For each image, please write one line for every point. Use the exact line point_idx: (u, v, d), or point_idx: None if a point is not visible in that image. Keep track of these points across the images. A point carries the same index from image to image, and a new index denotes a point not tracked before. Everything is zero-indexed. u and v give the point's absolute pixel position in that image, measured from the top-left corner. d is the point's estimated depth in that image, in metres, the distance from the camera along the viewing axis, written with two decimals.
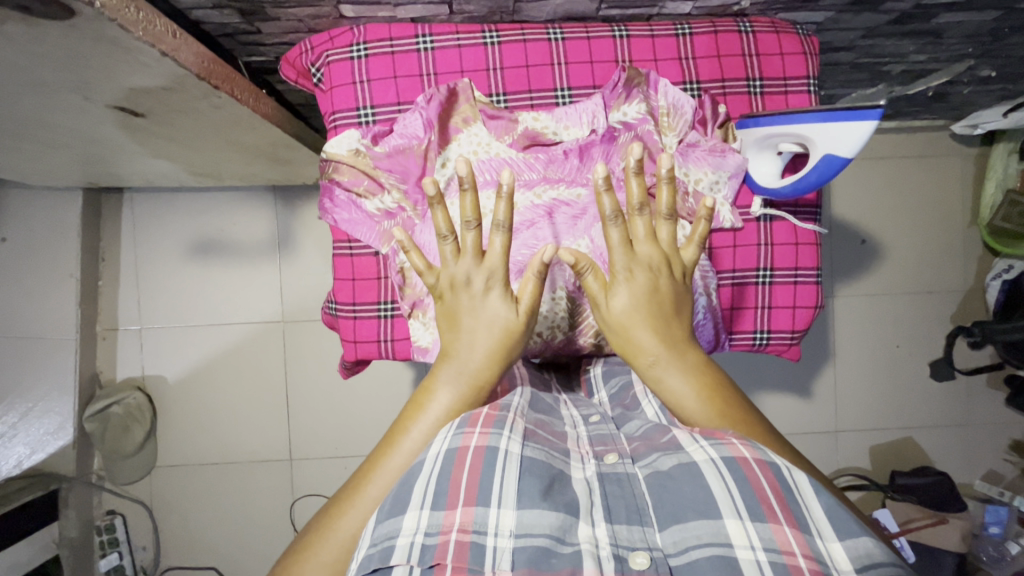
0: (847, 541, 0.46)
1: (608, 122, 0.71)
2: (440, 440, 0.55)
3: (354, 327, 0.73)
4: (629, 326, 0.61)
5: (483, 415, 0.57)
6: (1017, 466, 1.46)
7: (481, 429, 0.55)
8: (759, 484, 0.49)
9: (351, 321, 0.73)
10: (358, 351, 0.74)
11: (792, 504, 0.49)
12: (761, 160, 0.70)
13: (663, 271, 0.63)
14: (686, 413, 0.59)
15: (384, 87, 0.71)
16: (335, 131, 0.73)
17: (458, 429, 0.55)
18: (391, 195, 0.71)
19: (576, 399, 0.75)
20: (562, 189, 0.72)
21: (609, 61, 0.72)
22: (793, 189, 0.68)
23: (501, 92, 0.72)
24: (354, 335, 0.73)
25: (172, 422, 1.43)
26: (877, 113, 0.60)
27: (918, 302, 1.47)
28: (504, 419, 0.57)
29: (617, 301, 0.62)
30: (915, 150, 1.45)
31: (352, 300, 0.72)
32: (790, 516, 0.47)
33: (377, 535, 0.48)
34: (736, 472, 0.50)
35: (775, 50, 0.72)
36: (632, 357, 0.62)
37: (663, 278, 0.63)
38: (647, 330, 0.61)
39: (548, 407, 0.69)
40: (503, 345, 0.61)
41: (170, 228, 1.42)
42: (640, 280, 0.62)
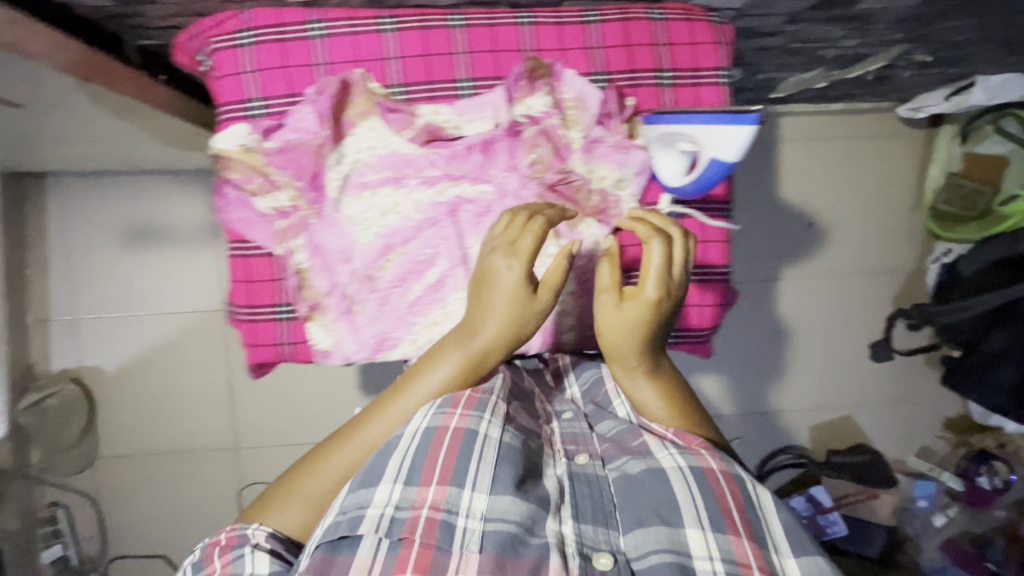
0: (801, 558, 0.56)
1: (511, 116, 0.68)
2: (420, 416, 0.61)
3: (251, 330, 0.71)
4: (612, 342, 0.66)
5: (465, 397, 0.63)
6: (950, 442, 1.51)
7: (462, 411, 0.61)
8: (723, 497, 0.58)
9: (249, 324, 0.71)
10: (257, 355, 0.71)
11: (752, 516, 0.58)
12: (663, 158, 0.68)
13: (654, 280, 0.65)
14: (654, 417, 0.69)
15: (273, 77, 0.67)
16: (223, 124, 0.69)
17: (440, 409, 0.61)
18: (285, 193, 0.68)
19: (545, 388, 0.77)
20: (465, 186, 0.69)
21: (513, 51, 0.69)
22: (695, 187, 0.67)
23: (399, 82, 0.68)
24: (252, 338, 0.71)
25: (111, 413, 1.39)
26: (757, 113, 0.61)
27: (861, 285, 1.49)
28: (485, 401, 0.63)
29: (609, 318, 0.66)
30: (863, 132, 1.44)
31: (248, 303, 0.70)
32: (748, 526, 0.56)
33: (348, 503, 0.56)
34: (703, 485, 0.58)
35: (686, 40, 0.70)
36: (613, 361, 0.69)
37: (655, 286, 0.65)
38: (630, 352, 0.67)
39: (524, 396, 0.73)
40: (512, 337, 0.65)
41: (99, 213, 1.35)
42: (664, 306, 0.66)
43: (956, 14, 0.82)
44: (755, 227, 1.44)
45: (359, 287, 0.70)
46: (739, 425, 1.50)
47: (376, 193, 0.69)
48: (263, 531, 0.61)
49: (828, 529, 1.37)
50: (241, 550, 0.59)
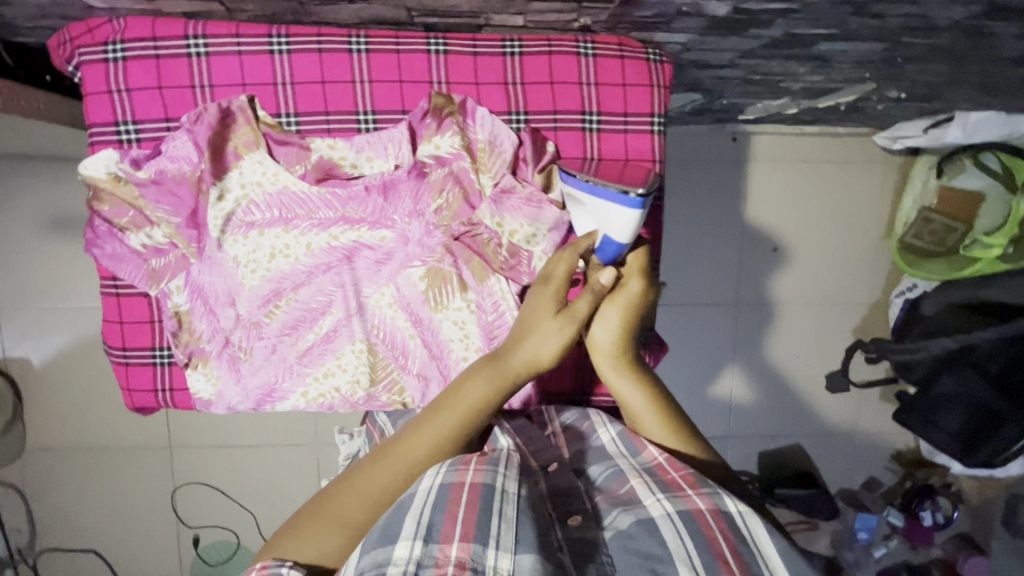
0: None
1: (415, 155, 0.62)
2: (433, 473, 0.57)
3: (127, 373, 0.67)
4: (602, 333, 0.70)
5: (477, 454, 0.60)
6: (897, 474, 1.50)
7: (475, 466, 0.58)
8: (714, 540, 0.52)
9: (124, 366, 0.67)
10: (134, 398, 0.68)
11: (747, 554, 0.52)
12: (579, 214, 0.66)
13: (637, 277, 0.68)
14: (637, 416, 0.69)
15: (147, 99, 0.60)
16: (93, 147, 0.62)
17: (454, 465, 0.58)
18: (160, 230, 0.63)
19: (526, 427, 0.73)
20: (363, 231, 0.64)
21: (421, 82, 0.61)
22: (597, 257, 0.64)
23: (291, 111, 0.61)
24: (128, 381, 0.67)
25: (38, 406, 1.35)
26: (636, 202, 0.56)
27: (823, 314, 1.44)
28: (496, 457, 0.61)
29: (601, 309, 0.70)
30: (839, 155, 1.37)
31: (122, 345, 0.66)
32: (743, 566, 0.51)
33: (366, 563, 0.50)
34: (691, 528, 0.53)
35: (618, 81, 0.62)
36: (603, 358, 0.70)
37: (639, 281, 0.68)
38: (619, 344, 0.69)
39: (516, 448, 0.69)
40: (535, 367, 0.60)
41: (22, 198, 1.27)
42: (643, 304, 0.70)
43: (926, 58, 0.75)
44: (717, 248, 1.38)
45: (245, 334, 0.65)
46: None
47: (263, 233, 0.62)
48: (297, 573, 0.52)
49: None
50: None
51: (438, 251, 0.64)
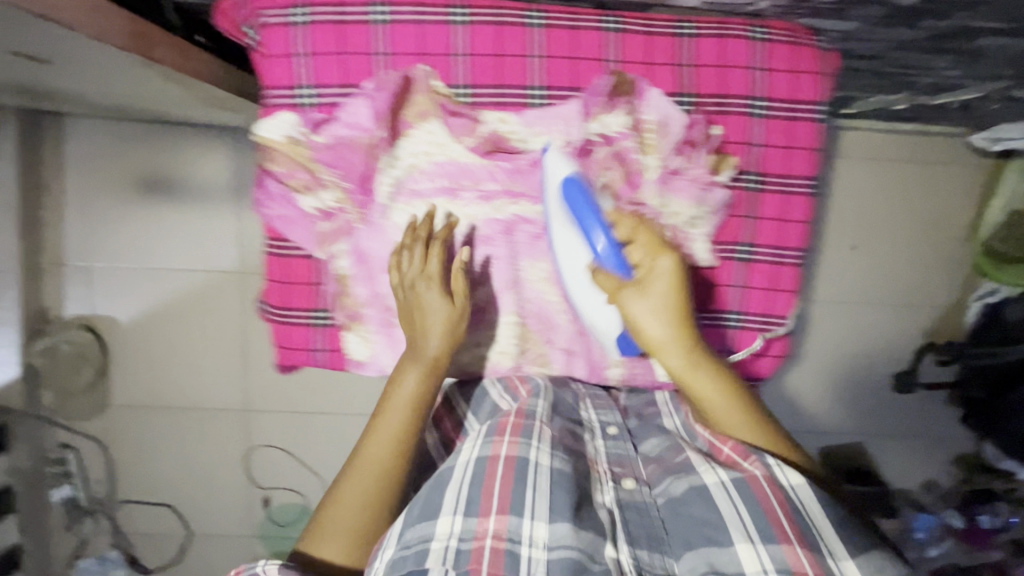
0: (857, 560, 0.59)
1: (585, 133, 0.77)
2: (471, 448, 0.72)
3: (286, 329, 0.83)
4: (659, 338, 0.74)
5: (511, 425, 0.74)
6: (955, 478, 1.51)
7: (513, 438, 0.71)
8: (768, 503, 0.63)
9: (285, 323, 0.83)
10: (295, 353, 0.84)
11: (799, 518, 0.63)
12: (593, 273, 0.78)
13: (663, 257, 0.75)
14: (713, 408, 0.76)
15: (326, 62, 0.75)
16: (272, 107, 0.77)
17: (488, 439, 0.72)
18: (332, 194, 0.79)
19: (598, 397, 0.88)
20: (524, 203, 0.81)
21: (592, 59, 0.76)
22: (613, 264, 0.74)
23: (465, 83, 0.76)
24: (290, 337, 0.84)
25: (122, 364, 1.38)
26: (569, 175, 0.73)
27: (898, 316, 1.43)
28: (529, 428, 0.73)
29: (647, 321, 0.74)
30: (927, 155, 1.36)
31: (288, 303, 0.82)
32: (798, 529, 0.61)
33: (412, 539, 0.63)
34: (745, 495, 0.65)
35: (749, 62, 0.76)
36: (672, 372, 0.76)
37: (670, 260, 0.74)
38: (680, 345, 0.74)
39: (567, 409, 0.82)
40: (448, 339, 0.77)
41: (117, 159, 1.30)
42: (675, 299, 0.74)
43: None
44: None
45: (399, 298, 0.82)
46: None
47: (436, 203, 0.80)
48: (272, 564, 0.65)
49: None
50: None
51: None
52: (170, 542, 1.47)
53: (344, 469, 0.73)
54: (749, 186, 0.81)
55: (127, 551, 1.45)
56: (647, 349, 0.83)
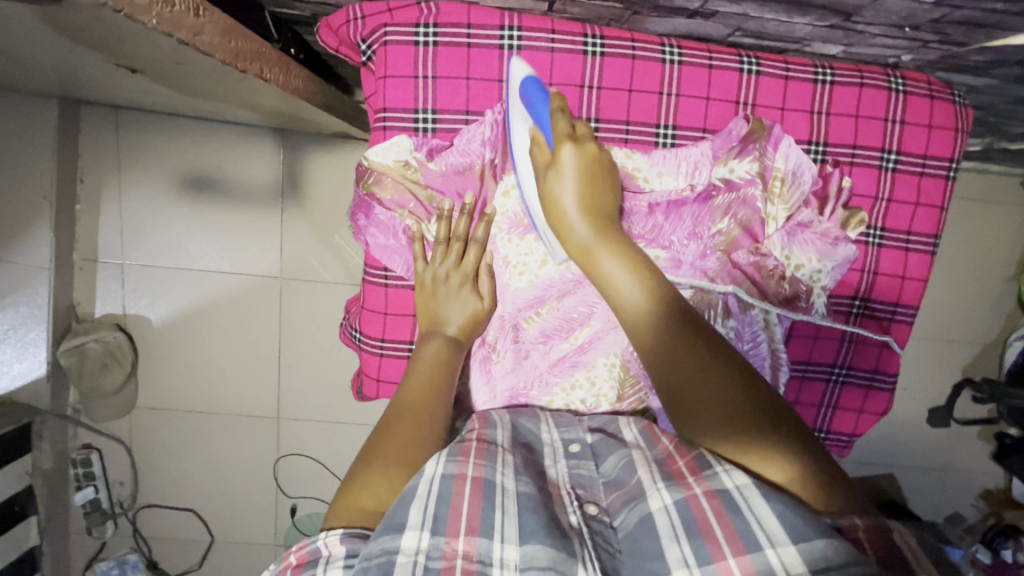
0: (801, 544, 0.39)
1: (709, 177, 0.62)
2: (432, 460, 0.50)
3: (379, 364, 0.71)
4: (565, 218, 0.57)
5: (474, 446, 0.53)
6: (980, 511, 1.51)
7: (474, 459, 0.50)
8: (705, 519, 0.43)
9: (378, 357, 0.70)
10: (379, 389, 0.72)
11: (740, 523, 0.41)
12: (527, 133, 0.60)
13: (570, 145, 0.57)
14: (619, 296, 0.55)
15: (453, 88, 0.62)
16: (382, 131, 0.64)
17: (453, 456, 0.50)
18: (438, 224, 0.66)
19: (560, 414, 0.66)
20: (639, 248, 0.63)
21: (727, 101, 0.63)
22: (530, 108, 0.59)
23: (592, 117, 0.63)
24: (378, 372, 0.71)
25: (150, 365, 1.34)
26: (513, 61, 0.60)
27: (937, 350, 1.43)
28: (494, 450, 0.54)
29: (559, 191, 0.57)
30: (976, 192, 1.37)
31: (381, 335, 0.70)
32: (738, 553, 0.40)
33: (375, 548, 0.44)
34: (686, 518, 0.44)
35: (924, 120, 0.64)
36: (579, 256, 0.58)
37: (576, 149, 0.57)
38: (605, 239, 0.56)
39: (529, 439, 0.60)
40: (473, 322, 0.66)
41: (160, 155, 1.26)
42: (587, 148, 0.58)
43: None
44: None
45: (504, 335, 0.69)
46: None
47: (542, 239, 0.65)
48: (334, 538, 0.47)
49: None
50: (312, 567, 0.45)
51: (710, 275, 0.63)
52: (191, 547, 1.43)
53: (384, 421, 0.58)
54: (872, 241, 0.65)
55: (146, 555, 1.41)
56: None
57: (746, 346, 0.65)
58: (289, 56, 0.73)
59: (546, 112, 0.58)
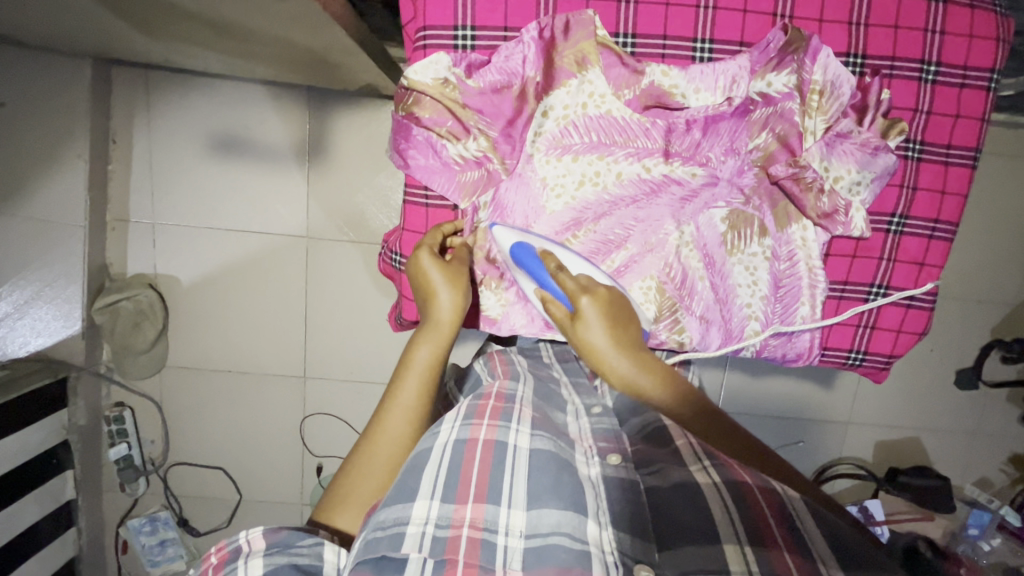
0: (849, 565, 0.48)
1: (747, 91, 0.63)
2: (448, 429, 0.61)
3: None
4: (606, 360, 0.62)
5: (491, 408, 0.64)
6: (1009, 477, 1.49)
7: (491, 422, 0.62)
8: (761, 513, 0.52)
9: None
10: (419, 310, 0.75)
11: (790, 528, 0.51)
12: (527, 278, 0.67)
13: (587, 297, 0.61)
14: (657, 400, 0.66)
15: (491, 5, 0.63)
16: (421, 49, 0.65)
17: (468, 421, 0.62)
18: (477, 142, 0.66)
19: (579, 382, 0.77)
20: (676, 166, 0.66)
21: (764, 16, 0.63)
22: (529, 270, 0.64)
23: (629, 32, 0.64)
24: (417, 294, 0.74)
25: (180, 325, 1.37)
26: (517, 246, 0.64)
27: (964, 310, 1.41)
28: (510, 411, 0.64)
29: (590, 338, 0.61)
30: (1009, 149, 1.34)
31: None
32: (782, 527, 0.51)
33: (386, 519, 0.53)
34: (741, 504, 0.54)
35: (965, 31, 0.63)
36: (622, 385, 0.63)
37: (594, 298, 0.61)
38: (643, 372, 0.63)
39: (549, 396, 0.72)
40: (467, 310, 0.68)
41: (191, 116, 1.29)
42: (603, 302, 0.62)
43: None
44: None
45: None
46: (805, 429, 1.48)
47: (578, 159, 0.66)
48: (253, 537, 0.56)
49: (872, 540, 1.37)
50: (235, 561, 0.53)
51: (746, 192, 0.67)
52: (221, 506, 1.46)
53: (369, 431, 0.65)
54: (911, 155, 0.66)
55: (177, 512, 1.45)
56: (776, 323, 0.69)
57: (783, 265, 0.68)
58: None
59: (548, 273, 0.63)
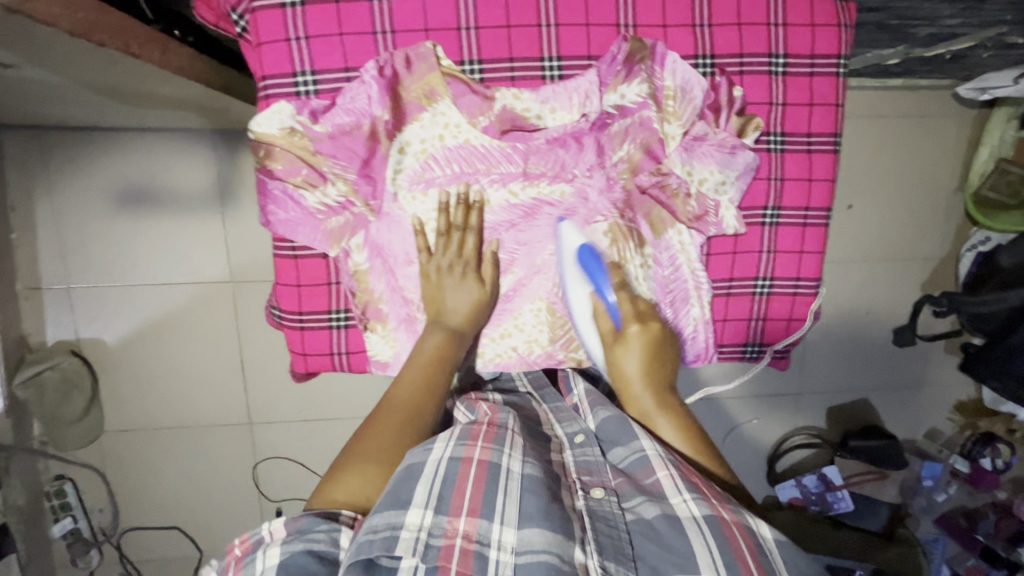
0: None
1: (602, 106, 0.75)
2: (442, 447, 0.65)
3: (303, 336, 0.81)
4: (631, 384, 0.75)
5: (484, 432, 0.68)
6: (957, 424, 1.55)
7: (483, 444, 0.66)
8: (739, 550, 0.54)
9: (299, 330, 0.81)
10: (307, 360, 0.83)
11: (768, 566, 0.54)
12: (580, 291, 0.77)
13: (636, 324, 0.76)
14: (678, 457, 0.71)
15: (327, 50, 0.71)
16: (267, 101, 0.72)
17: (463, 441, 0.65)
18: (336, 186, 0.74)
19: (558, 406, 0.83)
20: (543, 186, 0.77)
21: (605, 29, 0.73)
22: (593, 277, 0.76)
23: (474, 60, 0.73)
24: (303, 344, 0.82)
25: (114, 388, 1.32)
26: (583, 247, 0.76)
27: (895, 271, 1.44)
28: (502, 437, 0.68)
29: (663, 434, 0.72)
30: (915, 110, 1.36)
31: (298, 309, 0.80)
32: (759, 562, 0.53)
33: (379, 523, 0.56)
34: (717, 534, 0.55)
35: (807, 22, 0.76)
36: (642, 421, 0.74)
37: (641, 327, 0.76)
38: (663, 411, 0.73)
39: (533, 432, 0.76)
40: (476, 314, 0.78)
41: (90, 171, 1.24)
42: (644, 340, 0.76)
43: None
44: None
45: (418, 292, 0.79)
46: (759, 406, 1.50)
47: (442, 191, 0.76)
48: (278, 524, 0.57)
49: (833, 505, 1.40)
50: (255, 553, 0.55)
51: (619, 206, 0.78)
52: (182, 564, 1.43)
53: (370, 419, 0.71)
54: (773, 148, 0.80)
55: None
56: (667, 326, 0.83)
57: (668, 271, 0.81)
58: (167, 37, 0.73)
59: (608, 285, 0.76)
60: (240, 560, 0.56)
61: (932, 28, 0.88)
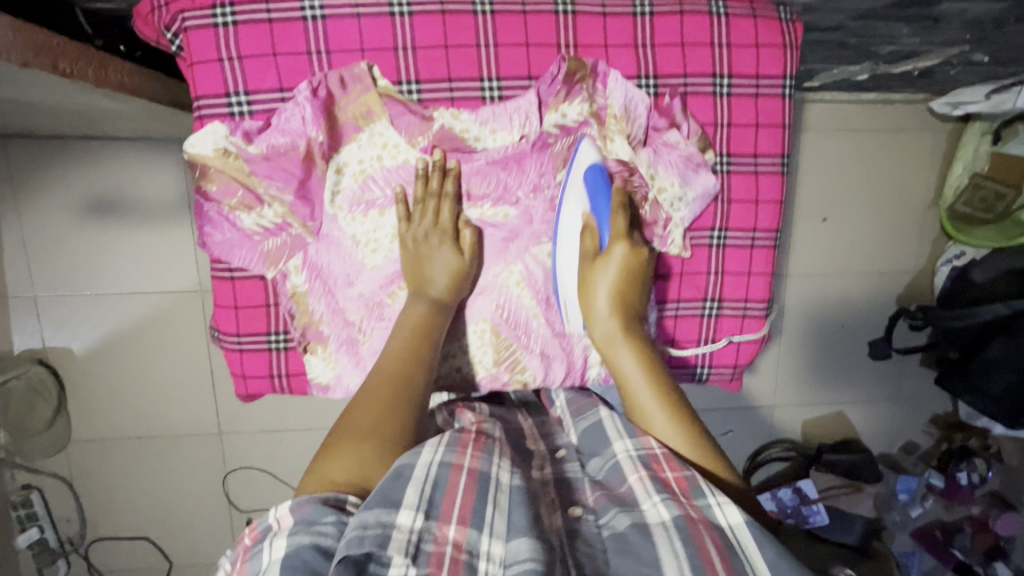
0: None
1: (541, 125, 0.82)
2: (432, 450, 0.61)
3: (241, 358, 0.89)
4: (597, 299, 0.76)
5: (472, 440, 0.66)
6: (933, 437, 1.54)
7: (473, 453, 0.63)
8: (705, 549, 0.50)
9: (237, 352, 0.89)
10: (246, 382, 0.90)
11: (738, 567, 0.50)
12: (572, 208, 0.81)
13: (621, 244, 0.77)
14: (628, 384, 0.72)
15: (262, 71, 0.78)
16: (202, 121, 0.79)
17: (452, 447, 0.62)
18: (273, 209, 0.82)
19: (543, 424, 0.84)
20: (487, 208, 0.84)
21: (544, 49, 0.81)
22: (590, 182, 0.79)
23: (414, 79, 0.80)
24: (241, 367, 0.90)
25: (81, 397, 1.31)
26: (596, 165, 0.80)
27: (870, 283, 1.44)
28: (490, 448, 0.66)
29: (620, 359, 0.73)
30: (890, 123, 1.35)
31: (236, 332, 0.88)
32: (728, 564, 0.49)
33: (369, 519, 0.51)
34: (684, 537, 0.52)
35: (750, 42, 0.84)
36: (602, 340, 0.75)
37: (626, 248, 0.77)
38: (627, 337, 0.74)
39: (518, 447, 0.75)
40: (455, 281, 0.81)
41: (55, 179, 1.22)
42: (621, 262, 0.77)
43: None
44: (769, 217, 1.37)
45: (371, 316, 0.85)
46: (735, 419, 1.49)
47: (384, 212, 0.83)
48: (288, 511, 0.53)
49: (809, 519, 1.38)
50: (263, 543, 0.51)
51: None
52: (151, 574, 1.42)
53: (351, 405, 0.66)
54: (721, 168, 0.88)
55: None
56: None
57: None
58: (101, 52, 0.72)
59: (608, 200, 0.78)
60: (248, 551, 0.52)
61: (893, 48, 0.90)
